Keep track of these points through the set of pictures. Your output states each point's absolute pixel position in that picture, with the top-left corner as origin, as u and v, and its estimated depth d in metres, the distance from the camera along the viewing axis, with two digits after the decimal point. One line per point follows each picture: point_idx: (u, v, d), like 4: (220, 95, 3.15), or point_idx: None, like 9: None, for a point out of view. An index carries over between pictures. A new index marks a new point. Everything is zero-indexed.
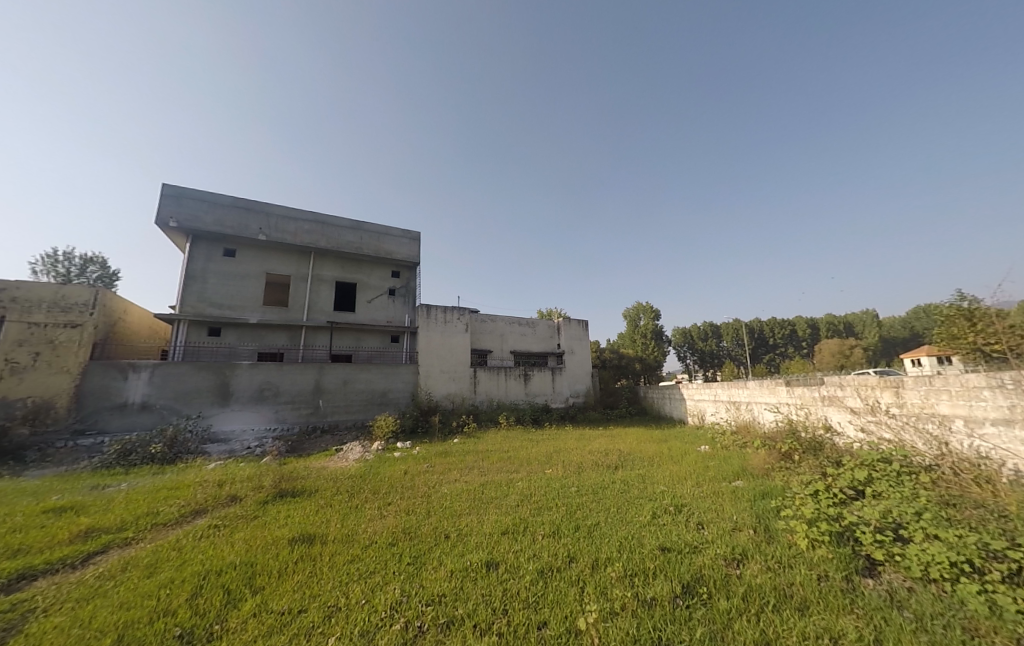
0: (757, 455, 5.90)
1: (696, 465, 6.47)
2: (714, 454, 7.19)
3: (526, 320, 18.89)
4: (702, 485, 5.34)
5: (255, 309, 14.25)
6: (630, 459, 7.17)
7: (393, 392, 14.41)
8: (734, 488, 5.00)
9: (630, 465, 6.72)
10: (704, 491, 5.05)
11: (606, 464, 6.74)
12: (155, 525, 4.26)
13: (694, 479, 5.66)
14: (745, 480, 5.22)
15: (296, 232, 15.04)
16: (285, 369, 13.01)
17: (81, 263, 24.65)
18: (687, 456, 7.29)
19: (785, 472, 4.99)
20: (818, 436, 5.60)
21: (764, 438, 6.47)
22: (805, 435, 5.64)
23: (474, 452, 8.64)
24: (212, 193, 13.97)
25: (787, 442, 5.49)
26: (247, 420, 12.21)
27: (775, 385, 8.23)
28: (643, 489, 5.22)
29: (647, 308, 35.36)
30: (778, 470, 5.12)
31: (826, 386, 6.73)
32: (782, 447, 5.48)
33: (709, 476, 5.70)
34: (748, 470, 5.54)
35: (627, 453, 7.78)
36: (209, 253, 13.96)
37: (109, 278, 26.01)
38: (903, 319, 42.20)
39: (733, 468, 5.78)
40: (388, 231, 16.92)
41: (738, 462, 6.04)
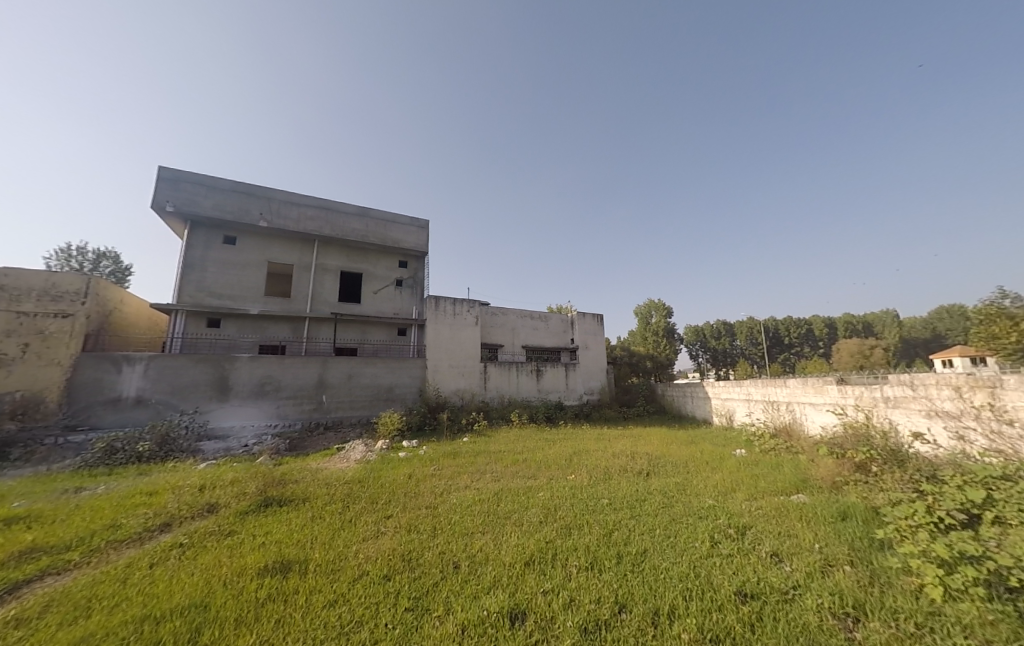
0: (821, 464, 5.00)
1: (743, 474, 5.59)
2: (760, 460, 6.29)
3: (538, 313, 18.07)
4: (758, 499, 4.49)
5: (256, 299, 13.71)
6: (665, 465, 6.32)
7: (399, 387, 13.76)
8: (802, 505, 4.13)
9: (665, 472, 5.87)
10: (764, 507, 4.20)
11: (636, 471, 5.93)
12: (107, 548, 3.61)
13: (745, 490, 4.81)
14: (811, 495, 4.36)
15: (299, 218, 14.44)
16: (287, 363, 12.48)
17: (95, 258, 24.57)
18: (729, 462, 6.40)
19: (864, 487, 4.11)
20: (892, 440, 4.73)
21: (822, 444, 5.56)
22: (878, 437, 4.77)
23: (486, 454, 7.89)
24: (212, 177, 13.46)
25: (859, 449, 4.61)
26: (249, 415, 11.76)
27: (824, 384, 7.24)
28: (686, 502, 4.41)
29: (659, 306, 34.25)
30: (853, 485, 4.24)
31: (893, 386, 5.74)
32: (854, 457, 4.58)
33: (762, 487, 4.86)
34: (811, 483, 4.66)
35: (659, 458, 6.92)
36: (208, 240, 13.45)
37: (122, 274, 25.84)
38: (925, 321, 40.31)
39: (792, 479, 4.89)
40: (395, 219, 16.22)
41: (796, 471, 5.16)
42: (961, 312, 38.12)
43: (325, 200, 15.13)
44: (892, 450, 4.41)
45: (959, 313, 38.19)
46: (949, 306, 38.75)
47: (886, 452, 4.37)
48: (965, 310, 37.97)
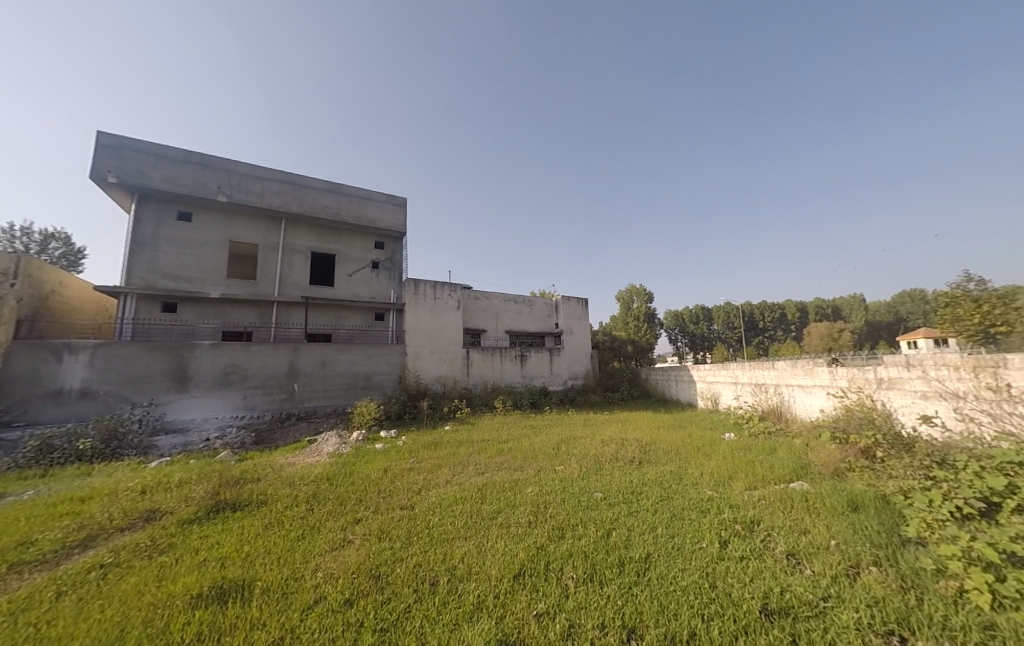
0: (820, 450, 4.80)
1: (739, 459, 5.35)
2: (752, 445, 6.09)
3: (521, 297, 17.57)
4: (758, 488, 4.24)
5: (217, 281, 12.62)
6: (657, 453, 6.03)
7: (377, 375, 13.10)
8: (807, 493, 3.87)
9: (658, 460, 5.57)
10: (767, 496, 3.92)
11: (628, 460, 5.60)
12: (8, 577, 2.98)
13: (745, 478, 4.54)
14: (815, 483, 4.12)
15: (262, 193, 13.23)
16: (253, 350, 11.60)
17: (42, 238, 22.24)
18: (721, 448, 6.17)
19: (870, 474, 3.87)
20: (892, 423, 4.54)
21: (818, 430, 5.37)
22: (878, 420, 4.57)
23: (469, 444, 7.47)
24: (161, 144, 12.07)
25: (864, 434, 4.42)
26: (212, 406, 10.92)
27: (815, 366, 7.06)
28: (685, 494, 4.09)
29: (640, 290, 34.31)
30: (858, 472, 4.01)
31: (888, 366, 5.56)
32: (859, 442, 4.37)
33: (760, 474, 4.62)
34: (811, 469, 4.44)
35: (650, 445, 6.64)
36: (160, 216, 12.19)
37: (75, 256, 23.61)
38: (888, 304, 42.27)
39: (791, 465, 4.67)
40: (369, 196, 15.15)
41: (793, 457, 4.95)
42: (921, 296, 40.32)
43: (292, 173, 13.92)
44: (897, 435, 4.26)
45: (919, 297, 40.45)
46: (910, 290, 40.81)
47: (891, 437, 4.22)
48: (924, 294, 40.11)
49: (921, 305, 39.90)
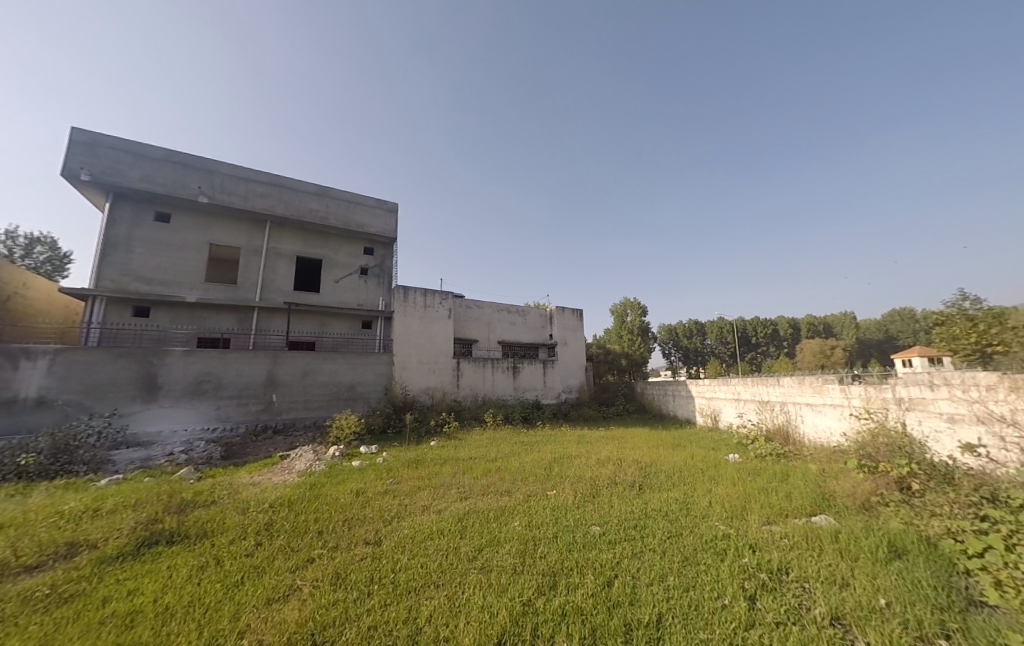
0: (846, 478, 4.32)
1: (751, 486, 4.83)
2: (763, 468, 5.57)
3: (515, 307, 17.13)
4: (777, 523, 3.72)
5: (194, 286, 12.01)
6: (660, 476, 5.48)
7: (362, 386, 12.46)
8: (836, 531, 3.35)
9: (662, 485, 5.02)
10: (789, 533, 3.39)
11: (628, 484, 5.05)
12: None
13: (761, 510, 4.02)
14: (843, 519, 3.61)
15: (247, 194, 12.75)
16: (230, 358, 10.92)
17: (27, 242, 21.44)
18: (729, 471, 5.64)
19: (907, 511, 3.40)
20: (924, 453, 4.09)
21: (839, 460, 4.89)
22: (909, 449, 4.13)
23: (454, 462, 6.89)
24: (140, 143, 11.59)
25: (894, 462, 4.00)
26: (181, 417, 10.19)
27: (824, 384, 6.67)
28: (696, 529, 3.55)
29: (634, 305, 34.06)
30: (893, 508, 3.53)
31: (907, 386, 5.20)
32: (891, 471, 3.93)
33: (777, 504, 4.12)
34: (835, 501, 3.93)
35: (652, 467, 6.08)
36: (136, 217, 11.62)
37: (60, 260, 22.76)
38: (879, 322, 42.47)
39: (810, 495, 4.16)
40: (359, 200, 14.75)
41: (811, 485, 4.46)
42: (911, 314, 40.71)
43: (278, 176, 13.47)
44: (934, 466, 3.81)
45: (909, 315, 40.72)
46: (900, 309, 41.21)
47: (928, 468, 3.77)
48: (914, 313, 40.48)
49: (912, 324, 40.20)
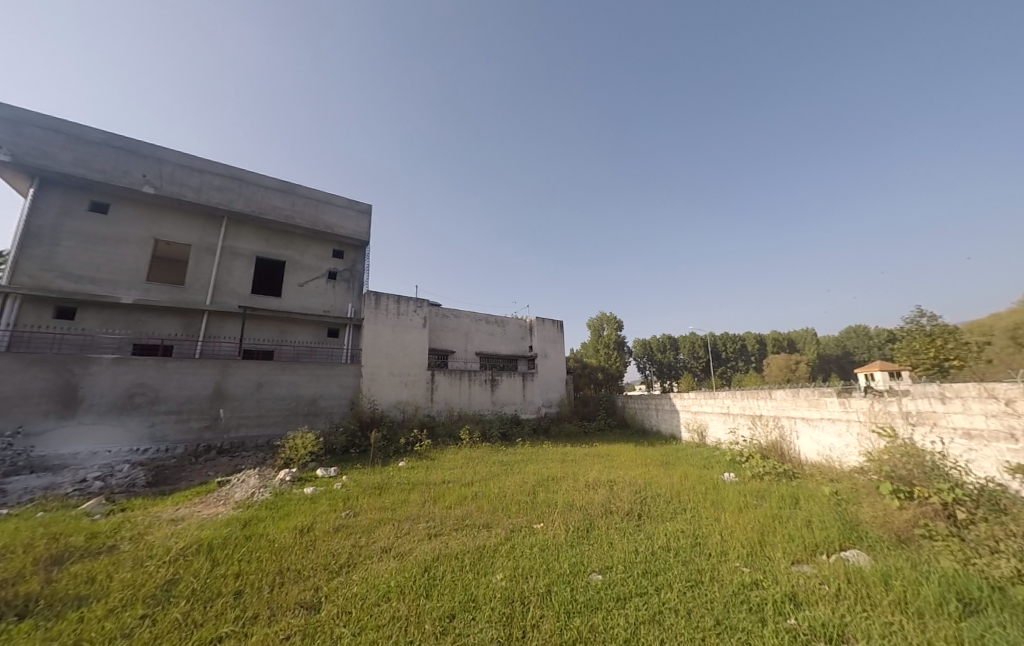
0: (873, 504, 3.84)
1: (767, 515, 4.25)
2: (774, 493, 5.07)
3: (494, 317, 16.49)
4: (812, 562, 3.14)
5: (132, 286, 10.63)
6: (662, 503, 4.83)
7: (325, 399, 11.32)
8: (886, 574, 2.75)
9: (664, 514, 4.40)
10: (831, 576, 2.81)
11: (627, 515, 4.37)
12: None
13: (785, 545, 3.45)
14: (885, 556, 3.07)
15: (201, 187, 11.61)
16: (170, 367, 9.60)
17: None
18: (736, 496, 5.09)
19: (963, 547, 2.89)
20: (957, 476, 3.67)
21: (856, 486, 4.49)
22: (941, 472, 3.70)
23: (424, 487, 6.06)
24: (75, 124, 10.35)
25: (931, 486, 3.55)
26: (105, 437, 8.74)
27: (821, 397, 6.45)
28: (721, 576, 2.90)
29: (611, 320, 34.12)
30: (941, 542, 3.04)
31: (916, 399, 4.90)
32: (931, 497, 3.46)
33: (803, 536, 3.58)
34: (866, 533, 3.44)
35: (651, 492, 5.45)
36: (67, 205, 10.25)
37: None
38: (836, 338, 44.62)
39: (836, 525, 3.65)
40: (329, 199, 13.85)
41: (833, 512, 3.99)
42: (865, 331, 42.93)
43: (238, 169, 12.42)
44: (979, 492, 3.38)
45: (864, 333, 42.93)
46: (855, 327, 43.43)
47: (977, 498, 3.33)
48: (867, 330, 42.81)
49: (865, 341, 42.36)
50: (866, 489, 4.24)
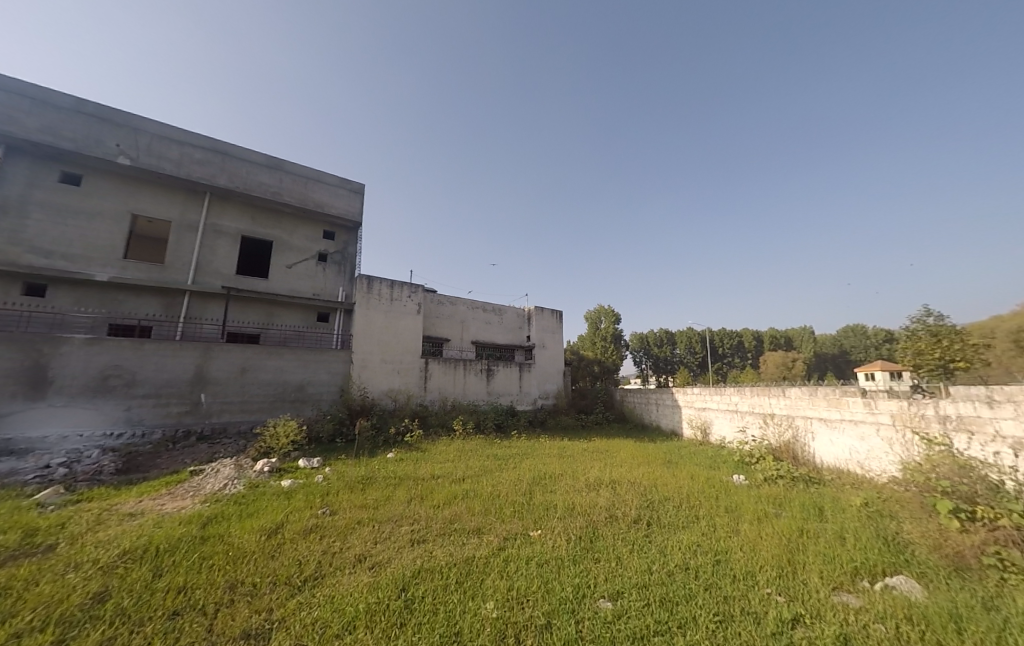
0: (924, 524, 3.49)
1: (792, 531, 3.81)
2: (797, 504, 4.62)
3: (491, 305, 15.95)
4: (866, 592, 2.85)
5: (108, 263, 9.95)
6: (672, 512, 4.36)
7: (313, 386, 10.81)
8: (954, 614, 2.44)
9: (677, 525, 3.97)
10: (889, 613, 2.52)
11: (635, 525, 3.91)
12: None
13: (828, 566, 3.17)
14: (946, 588, 2.75)
15: (181, 159, 10.85)
16: (147, 349, 9.01)
17: None
18: (756, 506, 4.64)
19: None
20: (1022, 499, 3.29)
21: (896, 501, 4.08)
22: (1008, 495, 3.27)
23: (411, 483, 5.62)
24: (40, 87, 9.51)
25: (1001, 508, 3.14)
26: (77, 421, 8.19)
27: (842, 397, 6.12)
28: (768, 606, 2.55)
29: (609, 313, 33.66)
30: (1015, 577, 2.69)
31: (956, 402, 4.54)
32: (995, 518, 3.10)
33: (848, 558, 3.27)
34: (919, 558, 3.12)
35: (660, 497, 4.98)
36: (35, 175, 9.51)
37: None
38: (835, 338, 44.33)
39: (880, 545, 3.37)
40: (319, 177, 13.11)
41: (875, 528, 3.68)
42: (863, 330, 42.64)
43: (221, 141, 11.63)
44: None
45: (861, 333, 42.67)
46: (853, 326, 43.03)
47: None
48: (865, 330, 42.51)
49: (863, 340, 42.06)
50: (910, 506, 3.85)
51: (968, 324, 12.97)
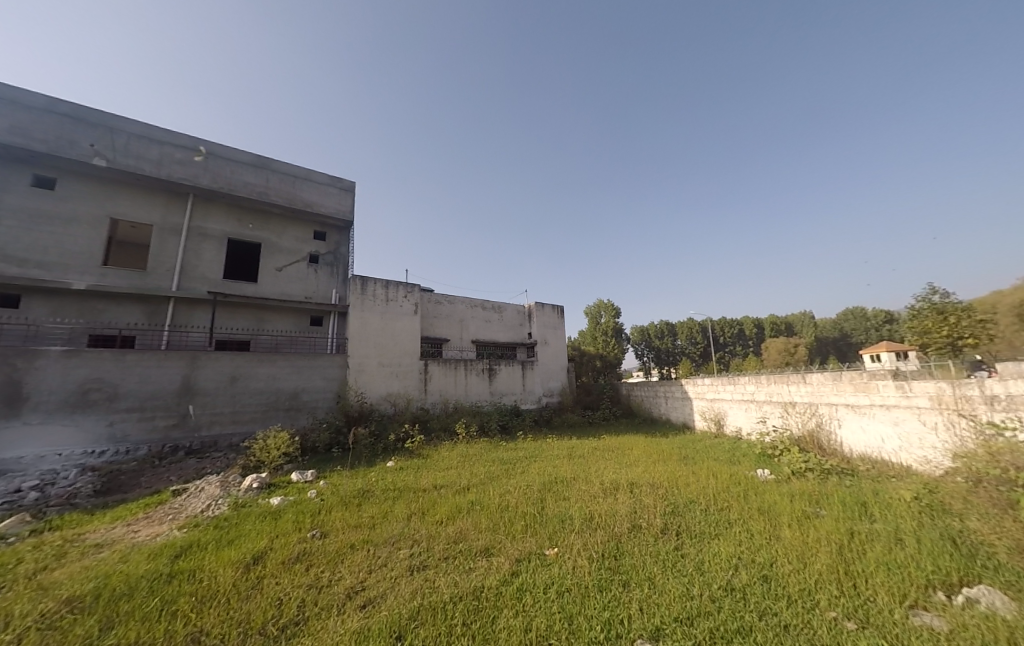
0: (996, 522, 3.02)
1: (841, 534, 3.37)
2: (837, 501, 4.18)
3: (490, 303, 15.48)
4: (950, 611, 2.34)
5: (87, 271, 9.48)
6: (701, 519, 3.94)
7: (307, 393, 10.35)
8: None
9: (712, 537, 3.51)
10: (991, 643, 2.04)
11: (663, 538, 3.49)
12: None
13: (893, 578, 2.68)
14: None
15: (161, 160, 10.32)
16: (129, 360, 8.54)
17: None
18: (792, 506, 4.21)
19: None
20: None
21: (955, 494, 3.64)
22: None
23: (410, 495, 5.20)
24: (7, 86, 8.96)
25: None
26: (56, 438, 7.73)
27: (870, 381, 5.76)
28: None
29: (609, 307, 33.16)
30: None
31: (1005, 381, 4.17)
32: None
33: (914, 567, 2.78)
34: (1002, 566, 2.65)
35: (688, 501, 4.55)
36: (4, 180, 9.00)
37: None
38: (834, 322, 43.95)
39: (951, 551, 2.88)
40: (307, 175, 12.60)
41: (938, 529, 3.20)
42: (862, 311, 42.17)
43: (204, 140, 11.11)
44: None
45: (861, 314, 42.25)
46: (852, 306, 42.56)
47: None
48: (864, 310, 42.04)
49: (863, 322, 41.65)
50: (974, 501, 3.40)
51: (972, 299, 12.72)
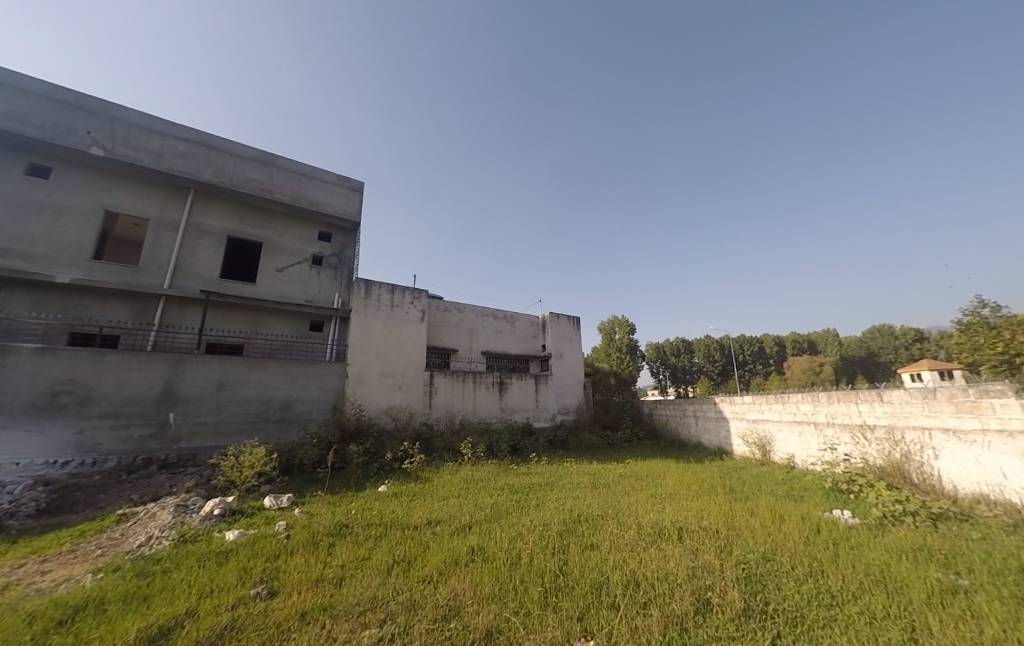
0: None
1: None
2: (989, 578, 2.94)
3: (502, 312, 14.54)
4: None
5: (74, 265, 8.95)
6: (797, 597, 2.75)
7: (300, 403, 9.46)
8: None
9: (828, 633, 2.33)
10: None
11: (753, 633, 2.34)
12: None
13: None
14: None
15: (161, 152, 9.92)
16: (108, 361, 7.80)
17: None
18: (920, 578, 2.98)
19: None
20: None
21: None
22: None
23: (395, 533, 4.15)
24: (9, 71, 8.71)
25: None
26: (16, 447, 6.93)
27: (980, 400, 4.52)
28: None
29: (623, 322, 31.81)
30: None
31: None
32: None
33: None
34: None
35: (764, 561, 3.35)
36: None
37: None
38: (860, 340, 41.46)
39: None
40: (314, 174, 12.13)
41: None
42: (891, 329, 39.58)
43: (209, 134, 10.74)
44: None
45: (889, 333, 39.76)
46: (880, 325, 40.15)
47: None
48: (894, 329, 39.56)
49: (893, 341, 39.03)
50: None
51: None
